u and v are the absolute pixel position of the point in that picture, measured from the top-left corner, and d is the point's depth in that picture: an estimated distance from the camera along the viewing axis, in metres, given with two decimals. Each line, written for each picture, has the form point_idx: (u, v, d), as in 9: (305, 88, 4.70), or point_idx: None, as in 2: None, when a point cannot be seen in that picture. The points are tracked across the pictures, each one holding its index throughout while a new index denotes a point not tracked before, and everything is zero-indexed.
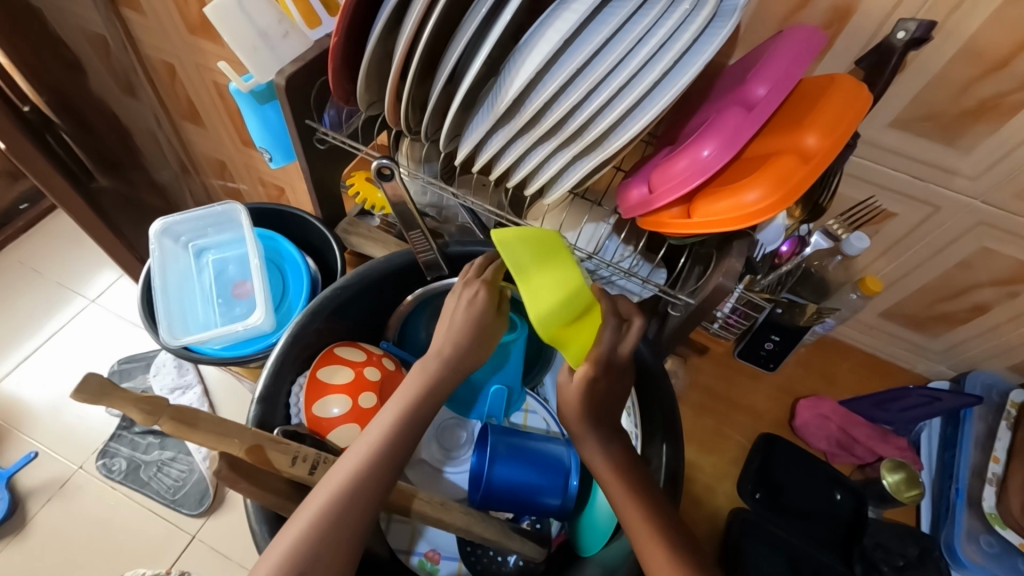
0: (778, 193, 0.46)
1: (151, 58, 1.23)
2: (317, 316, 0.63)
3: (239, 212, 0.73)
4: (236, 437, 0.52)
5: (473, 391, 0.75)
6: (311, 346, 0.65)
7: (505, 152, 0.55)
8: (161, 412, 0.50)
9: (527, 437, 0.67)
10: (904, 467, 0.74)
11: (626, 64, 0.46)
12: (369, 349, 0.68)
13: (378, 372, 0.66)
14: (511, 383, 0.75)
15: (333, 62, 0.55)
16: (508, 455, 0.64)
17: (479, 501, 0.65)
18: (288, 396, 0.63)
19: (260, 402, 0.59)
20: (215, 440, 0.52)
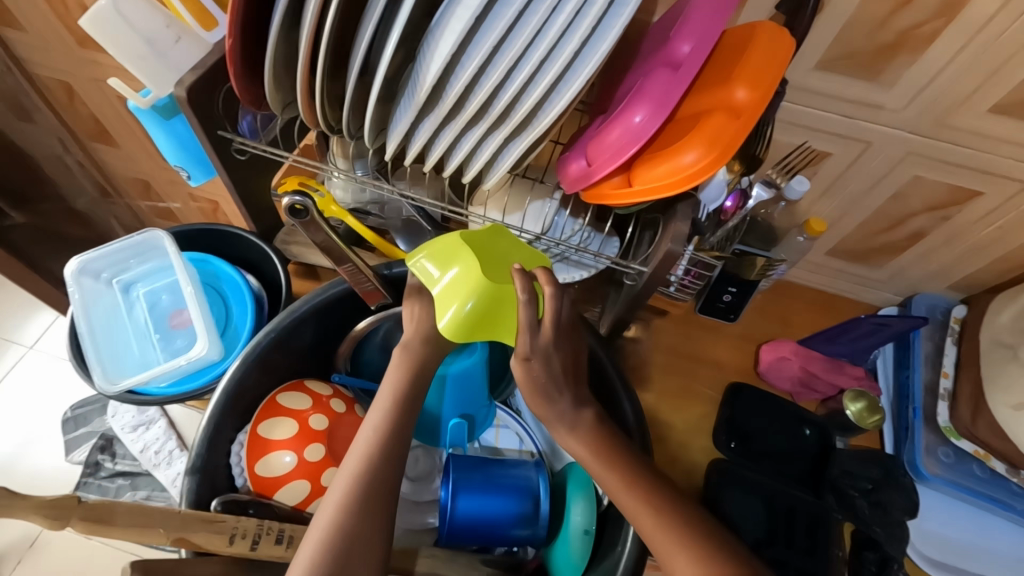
0: (713, 151, 0.46)
1: (44, 78, 1.12)
2: (250, 365, 0.61)
3: (163, 239, 0.68)
4: (162, 526, 0.50)
5: (434, 422, 0.72)
6: (248, 396, 0.62)
7: (435, 142, 0.52)
8: (70, 514, 0.47)
9: (493, 466, 0.66)
10: (865, 395, 0.78)
11: (543, 36, 0.43)
12: (315, 393, 0.65)
13: (324, 420, 0.63)
14: (472, 411, 0.72)
15: (233, 65, 0.50)
16: (472, 489, 0.63)
17: (446, 539, 0.63)
18: (228, 456, 0.61)
19: (194, 473, 0.57)
20: (137, 533, 0.49)
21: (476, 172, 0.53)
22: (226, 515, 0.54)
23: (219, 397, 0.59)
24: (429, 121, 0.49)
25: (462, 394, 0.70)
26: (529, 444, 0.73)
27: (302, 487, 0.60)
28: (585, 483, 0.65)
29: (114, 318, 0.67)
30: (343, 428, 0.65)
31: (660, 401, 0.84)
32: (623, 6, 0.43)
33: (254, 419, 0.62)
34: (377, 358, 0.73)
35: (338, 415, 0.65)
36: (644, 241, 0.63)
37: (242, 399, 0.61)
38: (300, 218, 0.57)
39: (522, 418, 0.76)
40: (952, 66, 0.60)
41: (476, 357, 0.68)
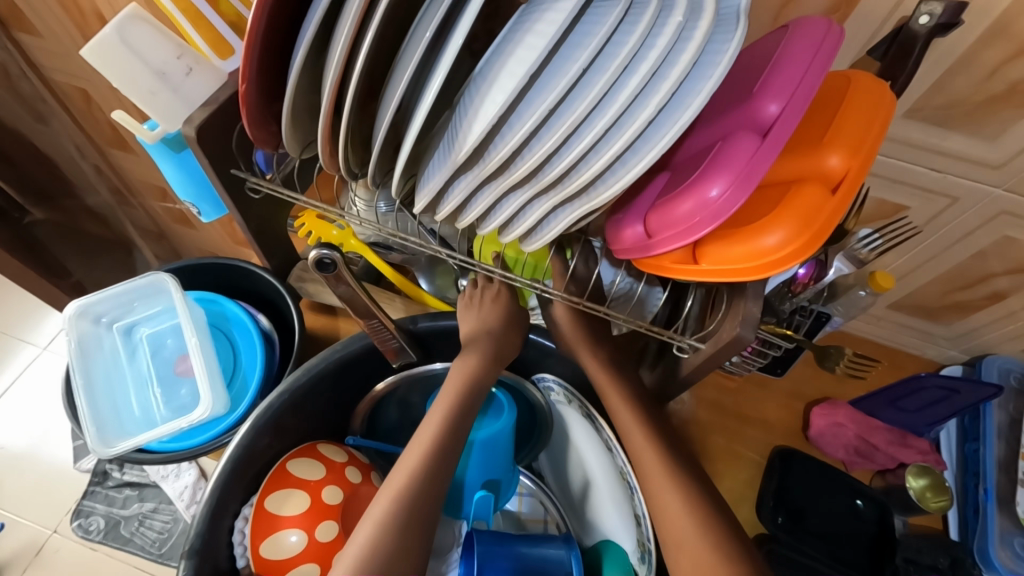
0: (803, 234, 0.39)
1: (60, 83, 1.09)
2: (263, 429, 0.53)
3: (169, 281, 0.62)
4: None
5: (455, 492, 0.62)
6: (259, 462, 0.54)
7: (473, 200, 0.46)
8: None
9: (520, 542, 0.59)
10: (930, 472, 0.71)
11: (611, 96, 0.36)
12: (329, 460, 0.56)
13: (340, 493, 0.54)
14: (497, 477, 0.63)
15: (248, 109, 0.45)
16: (500, 573, 0.56)
17: None
18: (231, 533, 0.52)
19: (192, 557, 0.47)
20: None
21: (518, 235, 0.47)
22: None
23: (224, 466, 0.50)
24: (466, 180, 0.43)
25: (490, 462, 0.61)
26: (553, 511, 0.66)
27: (310, 571, 0.51)
28: (625, 564, 0.57)
29: (113, 366, 0.62)
30: (358, 501, 0.55)
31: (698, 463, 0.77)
32: (712, 65, 0.36)
33: (261, 490, 0.53)
34: (395, 419, 0.66)
35: (352, 486, 0.55)
36: (694, 316, 0.56)
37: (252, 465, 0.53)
38: (331, 271, 0.48)
39: (543, 481, 0.69)
40: None
41: (505, 422, 0.61)
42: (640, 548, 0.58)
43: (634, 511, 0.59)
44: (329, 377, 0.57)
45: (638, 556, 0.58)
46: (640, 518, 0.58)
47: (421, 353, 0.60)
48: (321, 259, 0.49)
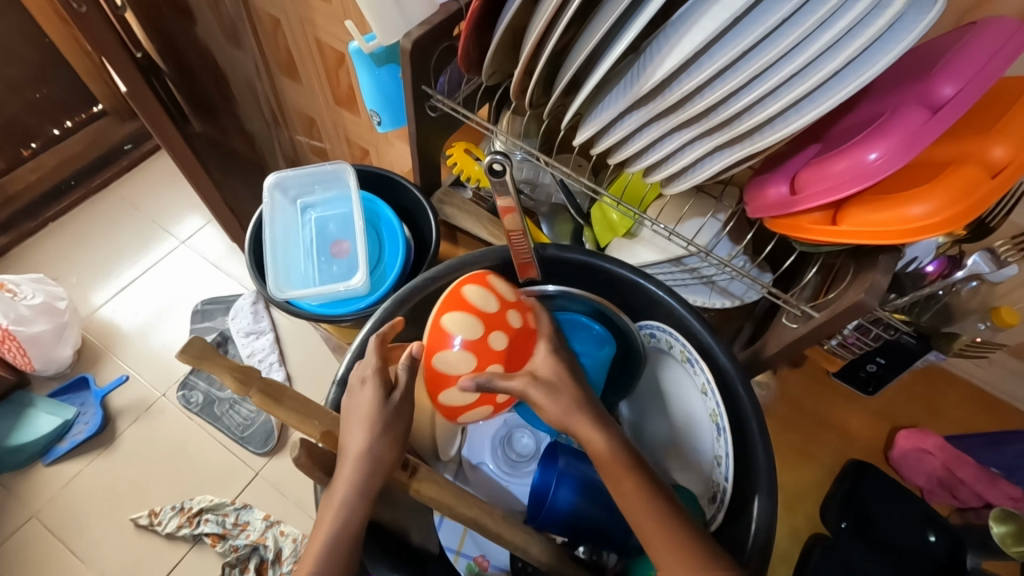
0: (954, 208, 0.41)
1: (259, 10, 1.27)
2: (406, 303, 0.62)
3: (346, 173, 0.73)
4: (313, 416, 0.52)
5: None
6: (395, 332, 0.63)
7: (636, 136, 0.52)
8: (253, 383, 0.49)
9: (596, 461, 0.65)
10: (1014, 519, 0.68)
11: (800, 50, 0.41)
12: (507, 301, 0.61)
13: (505, 337, 0.59)
14: None
15: (468, 25, 0.53)
16: (575, 480, 0.62)
17: (540, 521, 0.63)
18: None
19: (340, 385, 0.57)
20: (295, 419, 0.51)
21: (668, 175, 0.52)
22: None
23: (372, 324, 0.60)
24: (639, 114, 0.49)
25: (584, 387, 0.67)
26: None
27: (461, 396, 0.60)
28: (694, 509, 0.61)
29: (287, 235, 0.74)
30: (521, 343, 0.60)
31: None
32: (905, 31, 0.39)
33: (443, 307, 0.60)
34: None
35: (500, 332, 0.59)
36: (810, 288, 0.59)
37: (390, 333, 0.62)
38: (498, 179, 0.56)
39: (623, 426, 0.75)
40: None
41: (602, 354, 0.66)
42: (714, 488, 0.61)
43: (715, 451, 0.61)
44: (463, 279, 0.65)
45: (710, 496, 0.61)
46: (719, 459, 0.60)
47: (546, 276, 0.67)
48: (492, 166, 0.56)
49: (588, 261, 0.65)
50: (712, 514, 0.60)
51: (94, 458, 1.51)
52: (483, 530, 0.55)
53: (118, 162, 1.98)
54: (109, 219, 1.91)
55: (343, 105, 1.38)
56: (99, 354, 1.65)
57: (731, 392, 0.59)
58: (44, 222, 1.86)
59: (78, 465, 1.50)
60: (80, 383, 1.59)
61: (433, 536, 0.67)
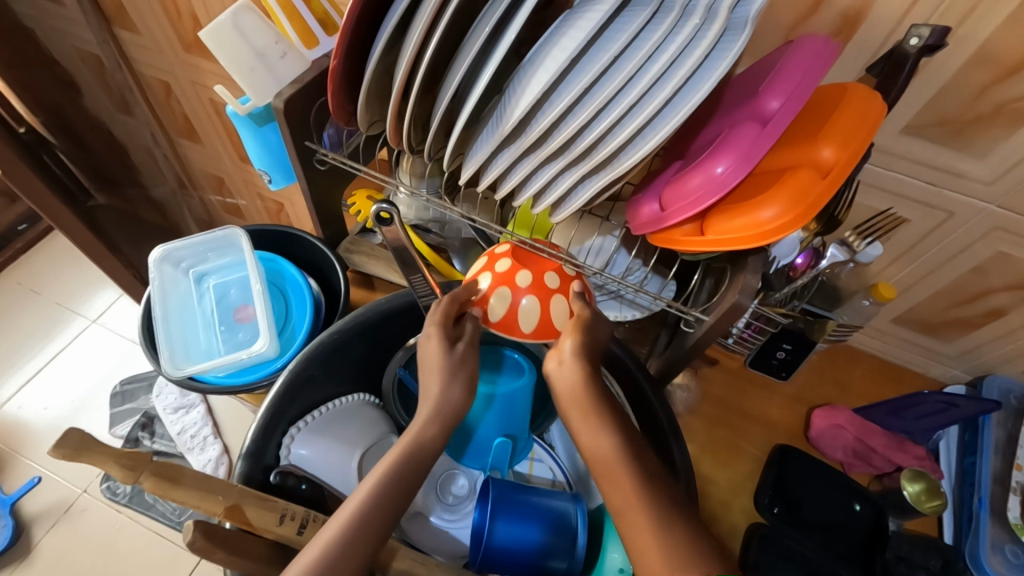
0: (796, 209, 0.45)
1: (147, 76, 1.23)
2: (312, 363, 0.60)
3: (241, 237, 0.72)
4: (219, 492, 0.47)
5: (475, 442, 0.69)
6: (306, 393, 0.61)
7: (512, 172, 0.53)
8: (143, 467, 0.45)
9: (529, 490, 0.65)
10: (924, 477, 0.74)
11: (637, 81, 0.44)
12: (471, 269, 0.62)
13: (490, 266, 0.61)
14: (515, 431, 0.69)
15: (334, 81, 0.53)
16: (510, 512, 0.62)
17: (479, 563, 0.62)
18: (278, 446, 0.59)
19: (246, 458, 0.55)
20: (196, 498, 0.47)
21: (549, 205, 0.54)
22: (278, 495, 0.51)
23: (278, 389, 0.58)
24: (509, 151, 0.51)
25: (508, 417, 0.67)
26: (561, 478, 0.72)
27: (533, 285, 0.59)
28: None
29: (184, 308, 0.70)
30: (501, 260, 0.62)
31: (700, 453, 0.81)
32: (722, 58, 0.43)
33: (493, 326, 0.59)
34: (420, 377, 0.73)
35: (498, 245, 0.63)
36: (705, 290, 0.62)
37: (299, 394, 0.60)
38: (387, 226, 0.56)
39: (555, 452, 0.75)
40: None
41: (525, 382, 0.65)
42: None
43: None
44: (373, 326, 0.64)
45: None
46: None
47: None
48: (380, 215, 0.57)
49: None
50: None
51: None
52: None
53: (12, 246, 1.84)
54: (5, 307, 1.76)
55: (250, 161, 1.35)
56: (4, 458, 1.49)
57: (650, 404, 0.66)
58: None
59: None
60: None
61: None
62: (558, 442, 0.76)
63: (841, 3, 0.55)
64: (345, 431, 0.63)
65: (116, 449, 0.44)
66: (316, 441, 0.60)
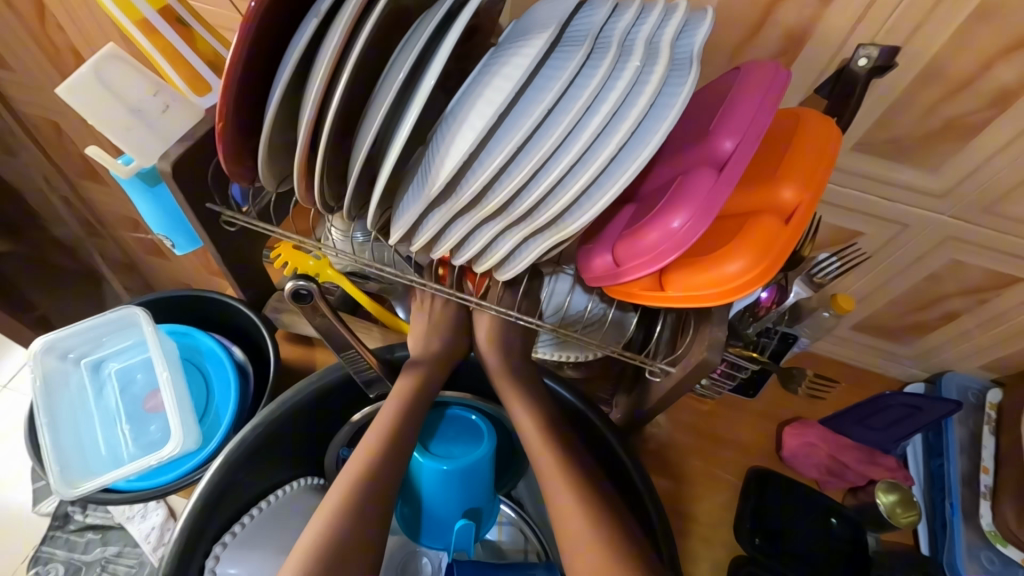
0: (762, 262, 0.41)
1: (31, 116, 1.09)
2: (234, 465, 0.52)
3: (141, 314, 0.62)
4: None
5: (436, 525, 0.61)
6: (233, 498, 0.53)
7: (446, 233, 0.47)
8: None
9: (500, 567, 0.59)
10: (898, 488, 0.72)
11: (576, 134, 0.38)
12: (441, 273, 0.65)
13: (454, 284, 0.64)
14: (478, 507, 0.61)
15: (224, 143, 0.45)
16: None
17: None
18: (201, 569, 0.51)
19: None
20: None
21: (491, 267, 0.48)
22: None
23: (196, 501, 0.50)
24: (440, 214, 0.44)
25: (470, 493, 0.59)
26: (534, 541, 0.67)
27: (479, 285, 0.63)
28: None
29: (79, 403, 0.61)
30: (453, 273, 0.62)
31: (676, 486, 0.78)
32: (670, 104, 0.38)
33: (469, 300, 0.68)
34: None
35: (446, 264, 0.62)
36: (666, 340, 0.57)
37: (222, 503, 0.52)
38: (306, 302, 0.49)
39: (524, 509, 0.69)
40: (1001, 157, 0.55)
41: (484, 452, 0.59)
42: None
43: None
44: (305, 408, 0.57)
45: None
46: None
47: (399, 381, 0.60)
48: (297, 291, 0.49)
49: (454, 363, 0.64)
50: None
51: None
52: None
53: None
54: None
55: None
56: None
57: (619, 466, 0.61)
58: None
59: None
60: None
61: None
62: (527, 497, 0.70)
63: (785, 22, 0.51)
64: (282, 534, 0.55)
65: None
66: (247, 556, 0.52)
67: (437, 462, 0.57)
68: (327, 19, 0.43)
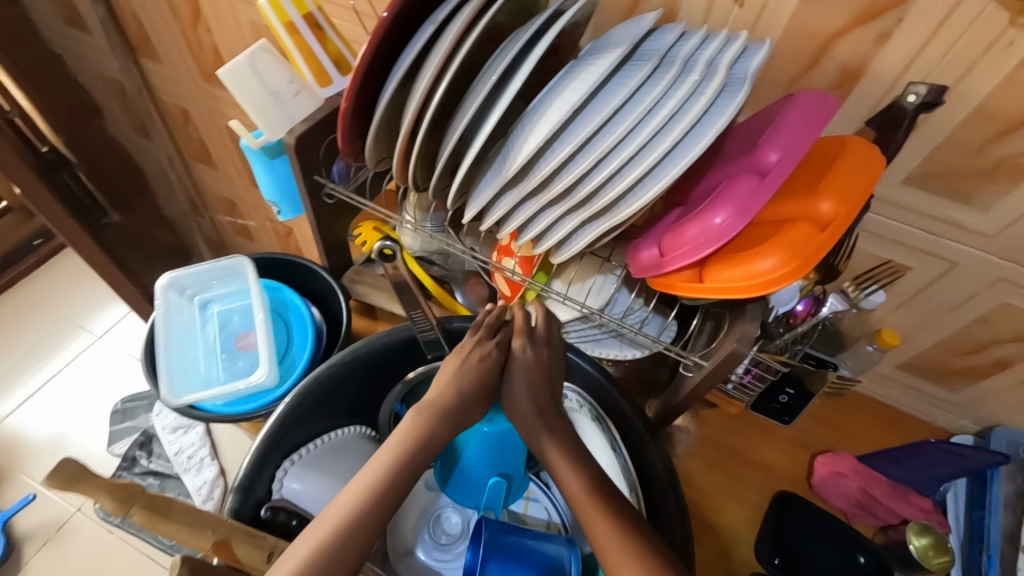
0: (793, 262, 0.45)
1: (167, 103, 1.28)
2: (308, 396, 0.60)
3: (247, 265, 0.73)
4: (212, 526, 0.47)
5: (471, 482, 0.67)
6: (303, 426, 0.62)
7: (513, 214, 0.54)
8: (135, 499, 0.46)
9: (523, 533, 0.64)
10: (931, 531, 0.71)
11: (637, 132, 0.45)
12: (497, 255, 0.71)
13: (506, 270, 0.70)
14: (510, 470, 0.67)
15: (344, 122, 0.55)
16: (503, 554, 0.61)
17: None
18: (271, 479, 0.59)
19: (237, 491, 0.55)
20: (185, 532, 0.46)
21: (549, 248, 0.54)
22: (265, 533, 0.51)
23: (275, 421, 0.58)
24: (511, 195, 0.52)
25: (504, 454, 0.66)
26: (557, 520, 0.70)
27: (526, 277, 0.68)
28: None
29: (187, 333, 0.72)
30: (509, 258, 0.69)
31: (700, 497, 0.80)
32: (722, 113, 0.44)
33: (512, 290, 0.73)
34: None
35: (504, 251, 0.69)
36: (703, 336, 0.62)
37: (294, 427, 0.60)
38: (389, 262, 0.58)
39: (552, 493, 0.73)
40: None
41: None
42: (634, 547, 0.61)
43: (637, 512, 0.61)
44: (371, 359, 0.65)
45: None
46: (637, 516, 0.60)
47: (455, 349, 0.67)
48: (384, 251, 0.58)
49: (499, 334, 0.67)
50: None
51: None
52: None
53: (26, 261, 1.86)
54: (14, 322, 1.77)
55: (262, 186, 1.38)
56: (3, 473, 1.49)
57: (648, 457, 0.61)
58: None
59: None
60: None
61: None
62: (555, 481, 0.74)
63: (840, 58, 0.57)
64: (338, 465, 0.63)
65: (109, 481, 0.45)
66: (309, 474, 0.60)
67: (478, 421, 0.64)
68: (441, 25, 0.52)
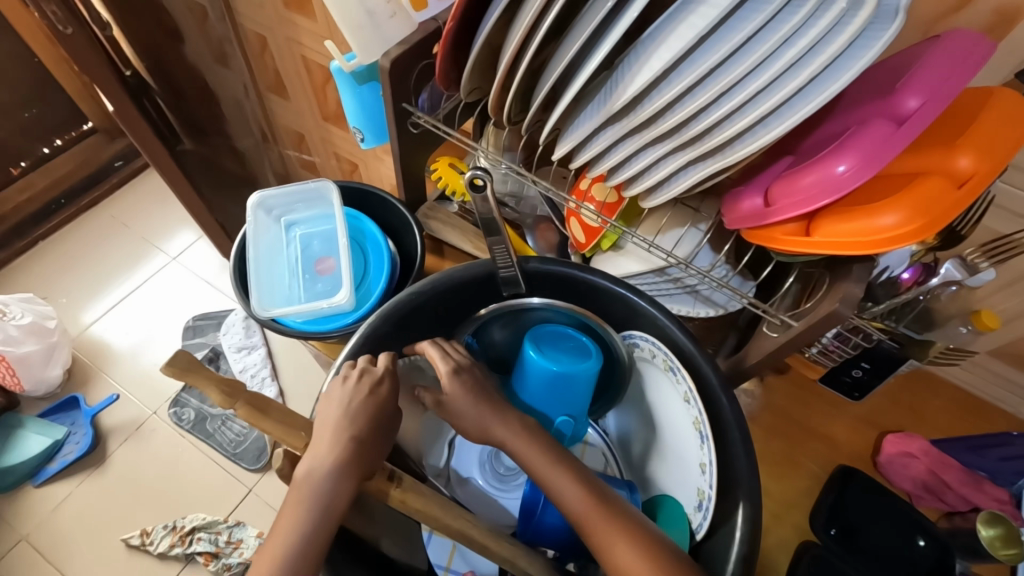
0: (919, 220, 0.42)
1: (247, 29, 1.28)
2: (387, 321, 0.62)
3: (331, 190, 0.75)
4: (301, 429, 0.52)
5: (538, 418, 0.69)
6: (380, 350, 0.64)
7: (611, 152, 0.52)
8: (239, 396, 0.48)
9: None
10: (1004, 522, 0.68)
11: (766, 66, 0.42)
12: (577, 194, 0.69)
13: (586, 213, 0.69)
14: (576, 412, 0.69)
15: (445, 44, 0.53)
16: None
17: (527, 535, 0.63)
18: None
19: (324, 401, 0.57)
20: (281, 431, 0.51)
21: (644, 189, 0.53)
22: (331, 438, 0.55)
23: (356, 341, 0.60)
24: (613, 130, 0.50)
25: (572, 397, 0.67)
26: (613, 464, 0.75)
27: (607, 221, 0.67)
28: (683, 520, 0.61)
29: (274, 252, 0.76)
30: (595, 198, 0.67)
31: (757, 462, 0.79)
32: (866, 48, 0.41)
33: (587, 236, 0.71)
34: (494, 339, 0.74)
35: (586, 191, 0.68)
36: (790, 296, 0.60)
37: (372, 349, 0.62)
38: (479, 193, 0.57)
39: (608, 438, 0.77)
40: None
41: (590, 365, 0.64)
42: (700, 495, 0.60)
43: (699, 459, 0.60)
44: (448, 292, 0.65)
45: (695, 504, 0.60)
46: (705, 466, 0.59)
47: (531, 288, 0.67)
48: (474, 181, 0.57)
49: (571, 273, 0.64)
50: (699, 523, 0.59)
51: (84, 479, 1.48)
52: (469, 543, 0.53)
53: (109, 180, 1.96)
54: (97, 237, 1.88)
55: (332, 120, 1.39)
56: (90, 374, 1.63)
57: (713, 402, 0.58)
58: (33, 241, 1.84)
59: (68, 487, 1.47)
60: (70, 403, 1.57)
61: (421, 553, 0.65)
62: (612, 428, 0.78)
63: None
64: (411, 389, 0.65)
65: (217, 375, 0.48)
66: None
67: (547, 361, 0.64)
68: None
